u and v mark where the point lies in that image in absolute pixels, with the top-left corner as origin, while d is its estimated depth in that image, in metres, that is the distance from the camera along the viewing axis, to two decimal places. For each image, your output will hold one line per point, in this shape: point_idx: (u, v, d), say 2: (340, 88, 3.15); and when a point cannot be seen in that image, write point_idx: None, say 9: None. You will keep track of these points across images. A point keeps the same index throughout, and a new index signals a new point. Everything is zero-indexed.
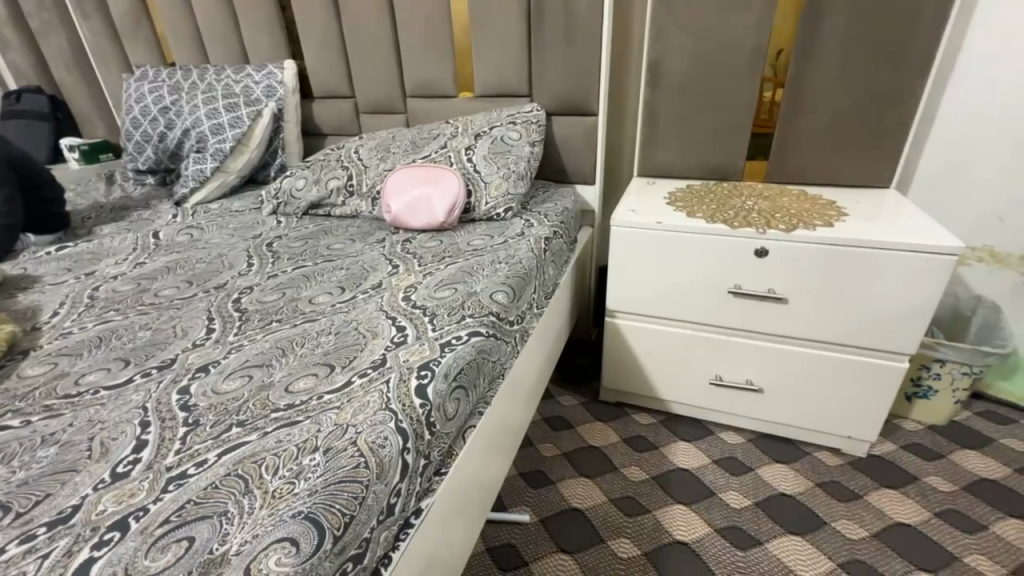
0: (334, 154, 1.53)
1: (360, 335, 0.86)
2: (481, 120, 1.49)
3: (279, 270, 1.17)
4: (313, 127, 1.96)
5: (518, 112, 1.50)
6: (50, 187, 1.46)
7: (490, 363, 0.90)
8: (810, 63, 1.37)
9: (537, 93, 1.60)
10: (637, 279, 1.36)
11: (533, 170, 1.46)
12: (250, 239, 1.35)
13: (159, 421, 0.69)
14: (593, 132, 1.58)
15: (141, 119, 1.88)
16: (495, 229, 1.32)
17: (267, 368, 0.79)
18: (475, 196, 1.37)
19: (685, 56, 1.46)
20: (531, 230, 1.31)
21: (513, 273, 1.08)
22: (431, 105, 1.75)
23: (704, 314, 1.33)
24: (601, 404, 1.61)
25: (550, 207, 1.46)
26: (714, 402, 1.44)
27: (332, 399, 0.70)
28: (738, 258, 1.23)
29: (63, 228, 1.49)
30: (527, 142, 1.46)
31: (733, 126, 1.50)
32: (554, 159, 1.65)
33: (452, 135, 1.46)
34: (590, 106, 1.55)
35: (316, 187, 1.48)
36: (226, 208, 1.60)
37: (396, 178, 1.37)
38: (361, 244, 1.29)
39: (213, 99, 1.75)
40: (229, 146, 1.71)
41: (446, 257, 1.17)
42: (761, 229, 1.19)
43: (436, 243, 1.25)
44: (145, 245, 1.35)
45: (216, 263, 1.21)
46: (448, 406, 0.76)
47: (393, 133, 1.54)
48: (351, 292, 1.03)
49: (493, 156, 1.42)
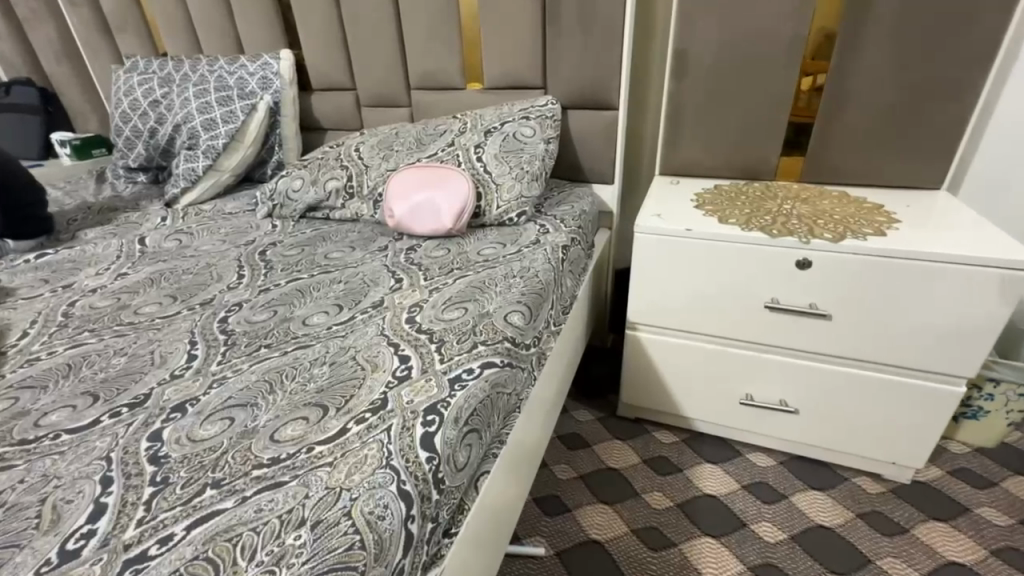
0: (332, 152, 1.42)
1: (358, 366, 0.76)
2: (491, 115, 1.37)
3: (271, 283, 1.06)
4: (312, 122, 1.85)
5: (531, 106, 1.38)
6: (32, 190, 1.37)
7: (505, 396, 0.80)
8: (856, 52, 1.23)
9: (552, 86, 1.47)
10: (662, 290, 1.25)
11: (547, 170, 1.34)
12: (243, 246, 1.25)
13: (122, 479, 0.59)
14: (613, 127, 1.46)
15: (131, 113, 1.78)
16: (507, 235, 1.20)
17: (251, 409, 0.69)
18: (485, 199, 1.26)
19: (714, 44, 1.33)
20: (546, 237, 1.19)
21: (529, 289, 0.97)
22: (436, 98, 1.62)
23: (737, 329, 1.21)
24: (619, 420, 1.51)
25: (567, 210, 1.34)
26: (744, 422, 1.33)
27: (324, 453, 0.60)
28: (777, 269, 1.11)
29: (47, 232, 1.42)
30: (541, 139, 1.34)
31: (767, 120, 1.37)
32: (569, 156, 1.53)
33: (459, 131, 1.35)
34: (610, 99, 1.43)
35: (314, 188, 1.37)
36: (219, 210, 1.50)
37: (399, 180, 1.26)
38: (361, 252, 1.18)
39: (205, 92, 1.64)
40: (222, 143, 1.60)
41: (454, 269, 1.06)
42: (805, 238, 1.07)
43: (443, 252, 1.14)
44: (130, 253, 1.25)
45: (204, 274, 1.11)
46: (459, 455, 0.66)
47: (396, 129, 1.42)
48: (348, 311, 0.93)
49: (505, 154, 1.30)
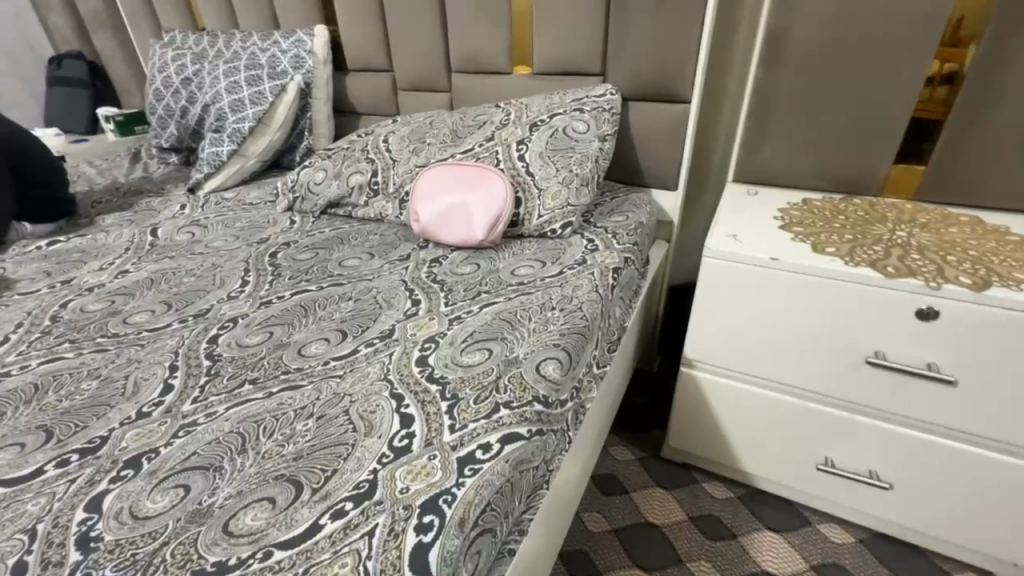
0: (359, 142, 1.27)
1: (350, 427, 0.61)
2: (538, 107, 1.18)
3: (274, 295, 0.93)
4: (346, 105, 1.71)
5: (586, 96, 1.18)
6: (56, 171, 1.31)
7: (530, 474, 0.63)
8: (1015, 39, 0.96)
9: (612, 73, 1.26)
10: (730, 325, 1.04)
11: (600, 173, 1.15)
12: (254, 245, 1.13)
13: (38, 569, 0.47)
14: (682, 124, 1.23)
15: (164, 91, 1.70)
16: (549, 250, 1.02)
17: (213, 476, 0.56)
18: (526, 206, 1.08)
19: (820, 26, 1.08)
20: (592, 255, 1.00)
21: (570, 328, 0.79)
22: (479, 84, 1.44)
23: (823, 382, 0.99)
24: (662, 464, 1.32)
25: (620, 221, 1.14)
26: (817, 487, 1.11)
27: (283, 564, 0.46)
28: (887, 317, 0.88)
29: (66, 217, 1.35)
30: (595, 136, 1.14)
31: (880, 122, 1.11)
32: (626, 155, 1.31)
33: (501, 124, 1.17)
34: (681, 92, 1.20)
35: (336, 182, 1.24)
36: (240, 200, 1.40)
37: (429, 178, 1.09)
38: (380, 261, 1.04)
39: (235, 71, 1.53)
40: (248, 127, 1.48)
41: (480, 292, 0.89)
42: (932, 281, 0.83)
43: (472, 268, 0.98)
44: (139, 245, 1.16)
45: (207, 278, 1.00)
46: (462, 572, 0.50)
47: (431, 119, 1.26)
48: (352, 341, 0.78)
49: (551, 153, 1.11)
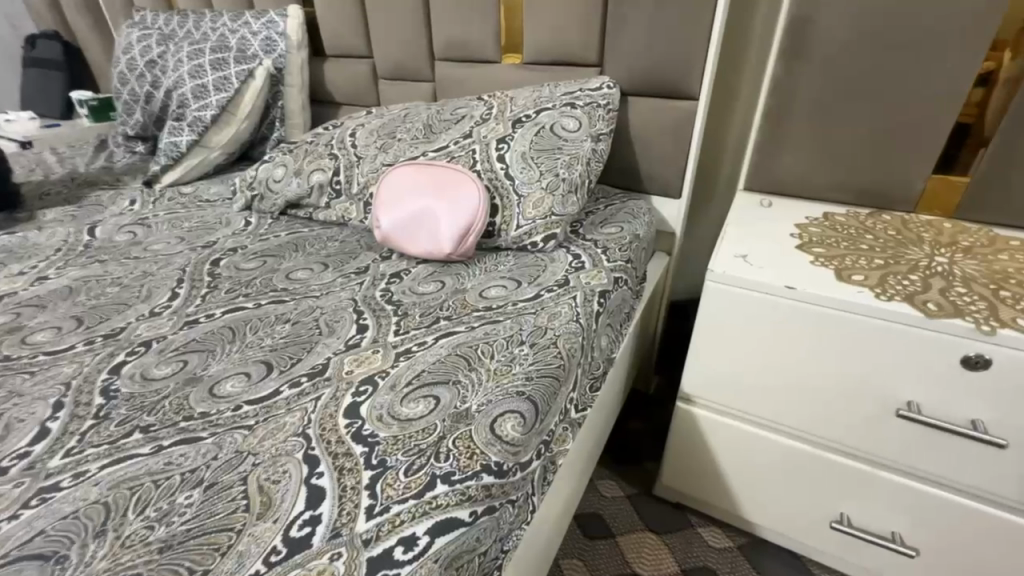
0: (325, 136, 1.14)
1: (241, 505, 0.48)
2: (524, 101, 1.04)
3: (202, 313, 0.80)
4: (324, 94, 1.58)
5: (579, 90, 1.04)
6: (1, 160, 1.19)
7: (472, 569, 0.50)
8: None
9: (610, 63, 1.11)
10: (736, 360, 0.89)
11: (591, 177, 1.01)
12: (198, 249, 1.00)
13: None
14: (689, 123, 1.08)
15: (128, 75, 1.57)
16: (527, 267, 0.89)
17: (52, 571, 0.44)
18: (503, 214, 0.94)
19: (852, 15, 0.93)
20: (576, 275, 0.85)
21: (539, 370, 0.65)
22: (463, 73, 1.29)
23: (842, 431, 0.85)
24: (654, 503, 1.18)
25: (613, 233, 1.00)
26: (828, 544, 0.98)
27: None
28: (925, 363, 0.74)
29: (8, 209, 1.24)
30: (588, 135, 1.00)
31: (917, 128, 0.96)
32: (624, 157, 1.17)
33: (481, 120, 1.03)
34: (687, 87, 1.05)
35: (296, 180, 1.10)
36: (198, 197, 1.27)
37: (394, 180, 0.95)
38: (333, 274, 0.90)
39: (200, 53, 1.40)
40: (210, 115, 1.35)
41: (439, 318, 0.75)
42: (986, 326, 0.68)
43: (435, 285, 0.84)
44: (72, 246, 1.04)
45: (132, 289, 0.87)
46: None
47: (405, 112, 1.12)
48: (276, 379, 0.65)
49: (535, 153, 0.97)
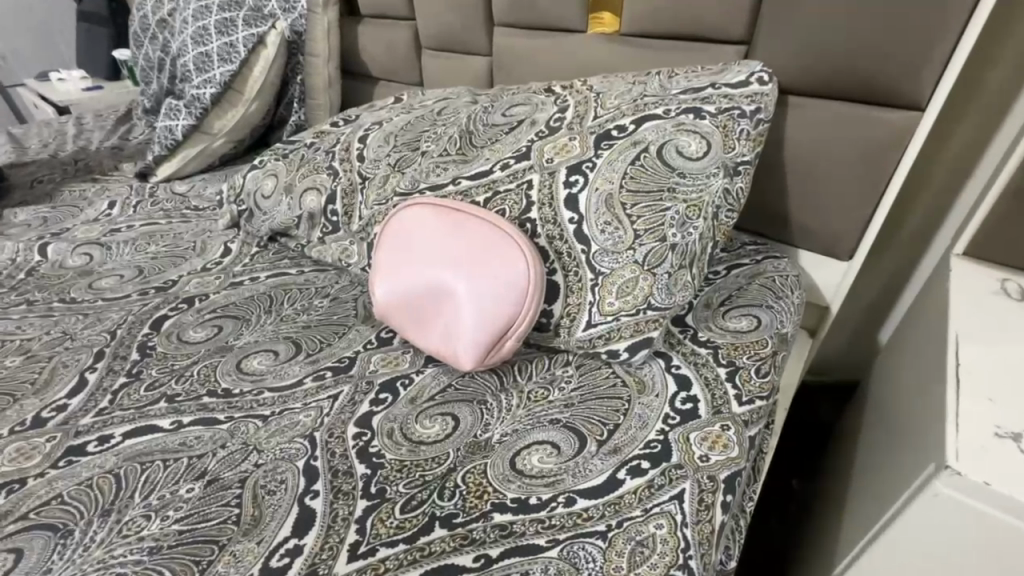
0: (330, 138, 0.82)
1: None
2: (617, 101, 0.65)
3: (96, 433, 0.53)
4: (358, 64, 1.24)
5: (711, 86, 0.64)
6: None
7: None
8: None
9: (766, 41, 0.68)
10: None
11: (715, 237, 0.62)
12: (150, 294, 0.74)
13: None
14: (896, 149, 0.64)
15: (141, 37, 1.33)
16: (598, 401, 0.53)
17: None
18: (566, 300, 0.58)
19: None
20: (680, 434, 0.49)
21: None
22: (528, 45, 0.90)
23: None
24: None
25: (745, 332, 0.61)
26: None
27: None
28: None
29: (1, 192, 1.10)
30: (720, 165, 0.60)
31: None
32: (769, 190, 0.75)
33: (546, 132, 0.66)
34: (909, 86, 0.61)
35: (286, 200, 0.80)
36: (187, 201, 1.02)
37: (402, 233, 0.61)
38: (300, 368, 0.60)
39: (205, 10, 1.11)
40: (210, 94, 1.07)
41: (433, 520, 0.43)
42: None
43: (442, 425, 0.51)
44: (15, 270, 0.82)
45: (36, 364, 0.62)
46: None
47: (439, 108, 0.77)
48: None
49: (629, 196, 0.59)
